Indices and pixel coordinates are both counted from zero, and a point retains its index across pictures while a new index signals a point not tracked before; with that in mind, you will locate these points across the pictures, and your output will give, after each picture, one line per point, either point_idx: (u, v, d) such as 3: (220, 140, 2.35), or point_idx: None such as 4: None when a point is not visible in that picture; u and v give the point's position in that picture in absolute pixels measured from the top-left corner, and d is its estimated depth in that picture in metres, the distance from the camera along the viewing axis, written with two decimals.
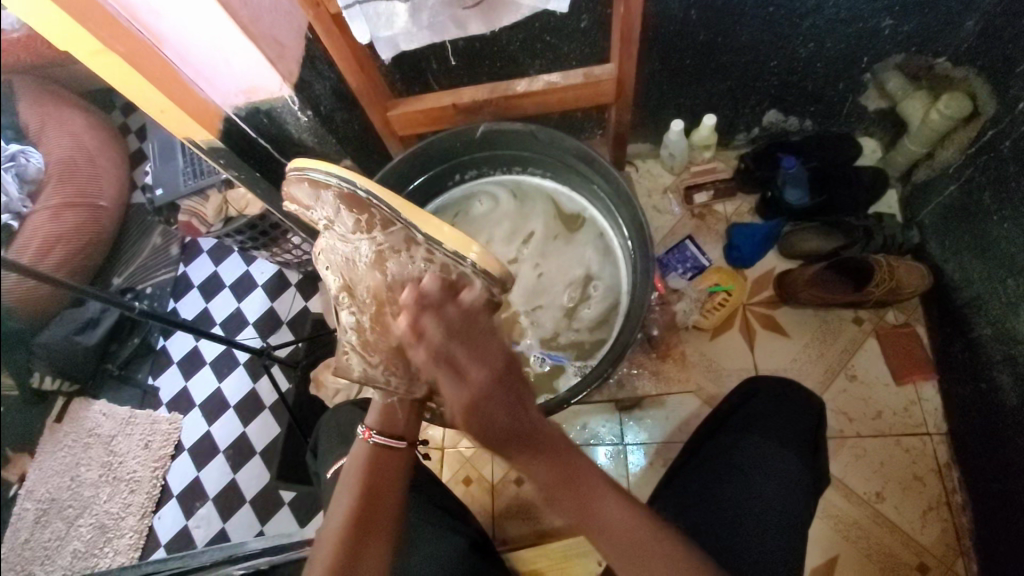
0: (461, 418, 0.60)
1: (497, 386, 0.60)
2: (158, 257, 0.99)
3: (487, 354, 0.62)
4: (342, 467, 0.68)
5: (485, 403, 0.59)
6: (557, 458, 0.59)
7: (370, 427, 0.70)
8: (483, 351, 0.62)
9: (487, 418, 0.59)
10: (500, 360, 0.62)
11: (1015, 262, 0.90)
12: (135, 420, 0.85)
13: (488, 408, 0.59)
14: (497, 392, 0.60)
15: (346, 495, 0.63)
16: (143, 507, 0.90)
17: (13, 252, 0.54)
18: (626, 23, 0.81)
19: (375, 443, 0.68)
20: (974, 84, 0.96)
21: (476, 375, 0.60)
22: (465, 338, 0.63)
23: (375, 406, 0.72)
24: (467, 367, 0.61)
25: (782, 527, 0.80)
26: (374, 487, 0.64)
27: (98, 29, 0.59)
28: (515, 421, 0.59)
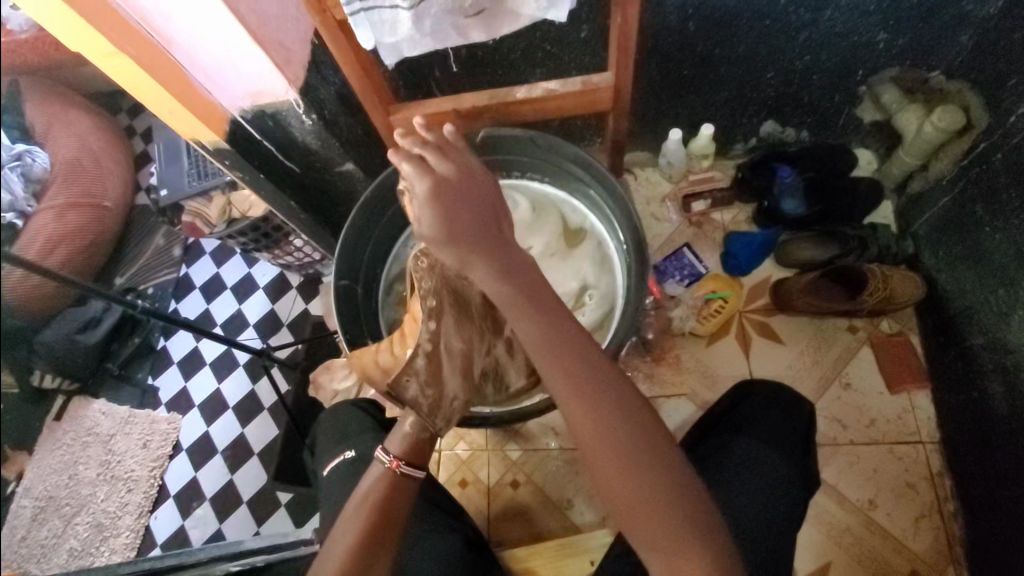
0: (427, 206, 0.63)
1: (463, 180, 0.66)
2: (161, 259, 0.99)
3: (459, 160, 0.67)
4: (357, 486, 0.67)
5: (450, 185, 0.65)
6: (529, 278, 0.63)
7: (396, 457, 0.69)
8: (451, 158, 0.67)
9: (451, 206, 0.64)
10: (470, 164, 0.68)
11: (1006, 272, 0.91)
12: (133, 419, 0.87)
13: (456, 197, 0.64)
14: (465, 183, 0.66)
15: (362, 509, 0.65)
16: (141, 507, 0.92)
17: (21, 247, 0.56)
18: (624, 34, 0.83)
19: (401, 474, 0.68)
20: (967, 98, 0.98)
21: (443, 168, 0.66)
22: (442, 146, 0.68)
23: (404, 433, 0.70)
24: (437, 164, 0.66)
25: (760, 528, 0.81)
26: (379, 506, 0.65)
27: (111, 31, 0.61)
28: (484, 225, 0.64)
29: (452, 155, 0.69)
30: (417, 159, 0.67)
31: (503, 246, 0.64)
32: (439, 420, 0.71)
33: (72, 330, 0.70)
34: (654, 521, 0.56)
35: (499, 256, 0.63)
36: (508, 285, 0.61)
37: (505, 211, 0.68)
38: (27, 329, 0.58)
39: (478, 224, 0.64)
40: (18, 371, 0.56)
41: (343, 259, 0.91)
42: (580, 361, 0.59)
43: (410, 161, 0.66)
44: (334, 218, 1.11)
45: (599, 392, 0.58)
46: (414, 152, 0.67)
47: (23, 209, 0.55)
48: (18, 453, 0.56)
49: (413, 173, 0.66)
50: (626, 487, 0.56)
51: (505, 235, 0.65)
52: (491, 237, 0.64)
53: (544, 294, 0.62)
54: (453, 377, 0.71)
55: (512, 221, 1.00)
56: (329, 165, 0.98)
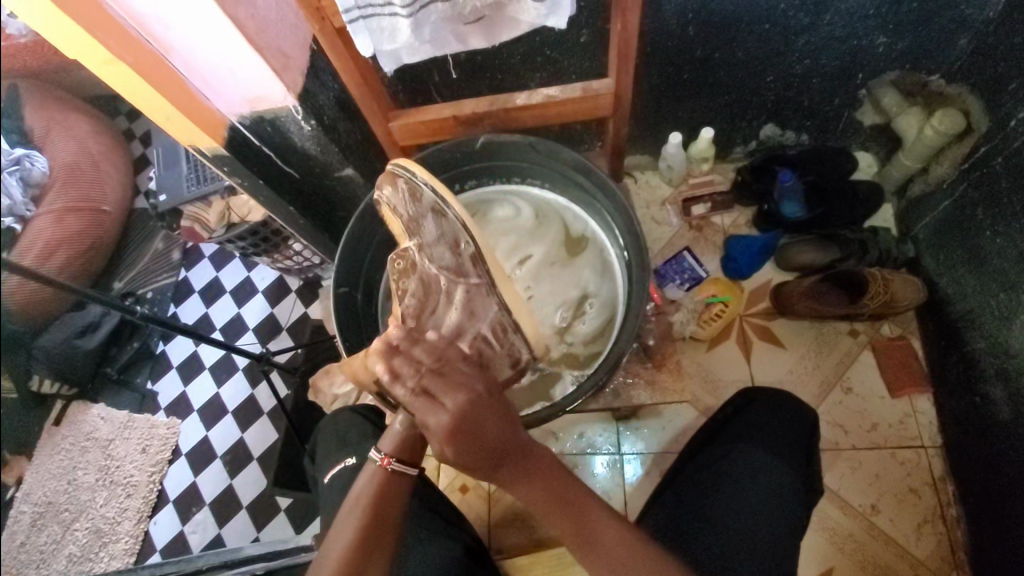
0: (447, 444, 0.59)
1: (482, 403, 0.61)
2: (161, 263, 1.01)
3: (463, 387, 0.62)
4: (353, 484, 0.68)
5: (470, 420, 0.60)
6: (542, 468, 0.62)
7: (387, 453, 0.69)
8: (453, 379, 0.63)
9: (467, 445, 0.59)
10: (477, 385, 0.63)
11: (1008, 277, 0.91)
12: (133, 424, 0.89)
13: (473, 430, 0.59)
14: (485, 408, 0.61)
15: (356, 507, 0.64)
16: (140, 512, 0.96)
17: (20, 253, 0.55)
18: (623, 39, 0.82)
19: (393, 471, 0.68)
20: (968, 101, 0.98)
21: (456, 404, 0.60)
22: (440, 372, 0.63)
23: (393, 431, 0.70)
24: (445, 395, 0.61)
25: (761, 535, 0.81)
26: (378, 507, 0.65)
27: (110, 40, 0.60)
28: (503, 439, 0.60)
29: (457, 380, 0.63)
30: (425, 397, 0.61)
31: (525, 460, 0.61)
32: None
33: (71, 336, 0.70)
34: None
35: (528, 447, 0.62)
36: (527, 488, 0.61)
37: (516, 418, 0.63)
38: (26, 336, 0.58)
39: (496, 427, 0.61)
40: (17, 376, 0.56)
41: (343, 264, 0.91)
42: (567, 486, 0.62)
43: (420, 397, 0.61)
44: (334, 223, 1.11)
45: (566, 484, 0.62)
46: (419, 383, 0.63)
47: (22, 213, 0.54)
48: (18, 459, 0.56)
49: (426, 412, 0.60)
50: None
51: (519, 443, 0.61)
52: (514, 449, 0.61)
53: (542, 456, 0.63)
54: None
55: (516, 227, 1.01)
56: (328, 170, 0.97)
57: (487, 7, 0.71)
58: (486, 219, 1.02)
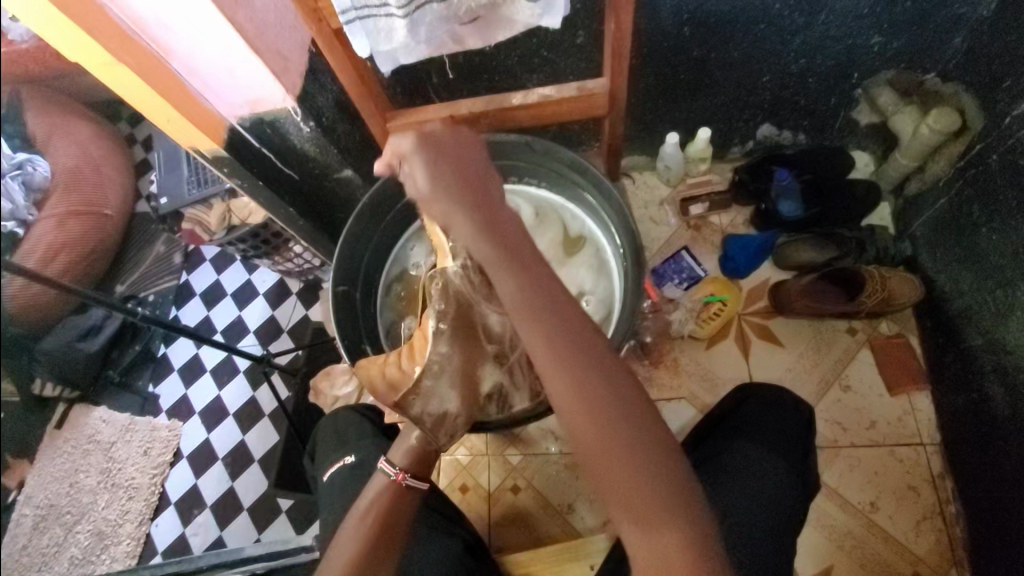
0: (416, 167, 0.65)
1: (450, 139, 0.67)
2: (162, 267, 0.98)
3: (457, 139, 0.68)
4: (361, 493, 0.71)
5: (438, 147, 0.66)
6: (506, 236, 0.62)
7: (401, 470, 0.72)
8: (452, 136, 0.68)
9: (437, 170, 0.65)
10: (465, 131, 0.69)
11: (1004, 274, 0.91)
12: (134, 427, 0.86)
13: (443, 157, 0.65)
14: (456, 155, 0.66)
15: (362, 525, 0.67)
16: (141, 514, 0.91)
17: (22, 257, 0.56)
18: (618, 39, 0.83)
19: (405, 486, 0.71)
20: (962, 99, 0.99)
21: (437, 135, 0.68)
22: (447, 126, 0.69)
23: (409, 445, 0.74)
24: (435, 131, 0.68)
25: (760, 533, 0.81)
26: (386, 518, 0.68)
27: (110, 42, 0.61)
28: (466, 185, 0.64)
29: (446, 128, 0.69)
30: (409, 132, 0.68)
31: (488, 213, 0.63)
32: (442, 435, 0.73)
33: (73, 338, 0.71)
34: (640, 478, 0.53)
35: (473, 214, 0.62)
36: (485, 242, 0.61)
37: (492, 180, 0.66)
38: (28, 338, 0.58)
39: (459, 171, 0.65)
40: (18, 379, 0.57)
41: (343, 265, 0.92)
42: (589, 361, 0.56)
43: (411, 135, 0.66)
44: (333, 224, 1.11)
45: (608, 401, 0.55)
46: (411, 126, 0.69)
47: (25, 217, 0.55)
48: (20, 461, 0.56)
49: (396, 138, 0.68)
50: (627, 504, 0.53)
51: (484, 194, 0.64)
52: (476, 200, 0.63)
53: (525, 251, 0.62)
54: (452, 392, 0.73)
55: None
56: (327, 171, 0.98)
57: (482, 8, 0.71)
58: None
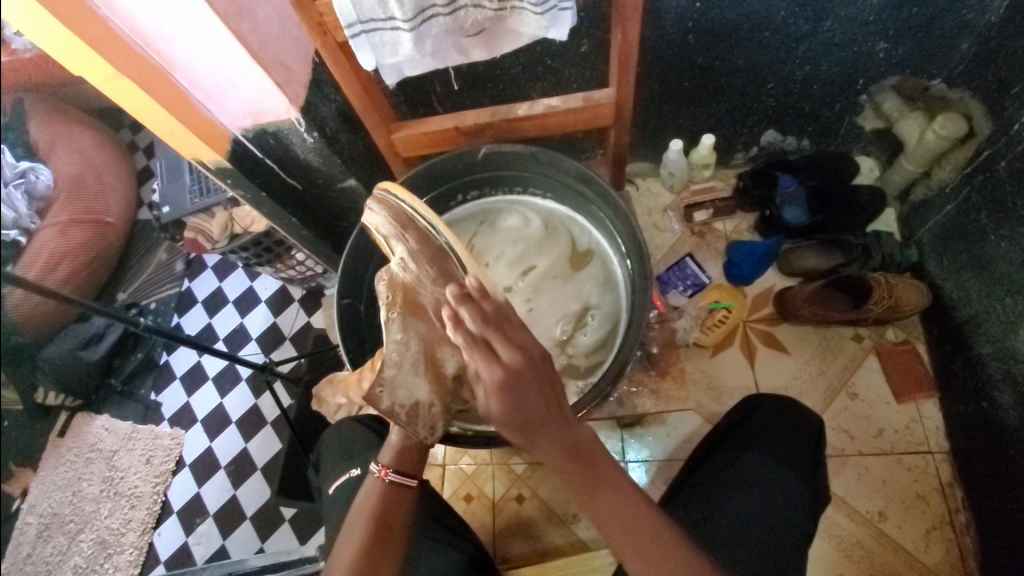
0: (495, 399, 0.57)
1: (529, 368, 0.58)
2: (165, 274, 1.07)
3: (521, 342, 0.59)
4: (354, 495, 0.68)
5: (519, 384, 0.57)
6: (594, 457, 0.60)
7: (384, 465, 0.69)
8: (511, 334, 0.59)
9: (518, 401, 0.57)
10: (534, 348, 0.59)
11: (1013, 281, 0.91)
12: (138, 436, 0.95)
13: (523, 388, 0.57)
14: (534, 378, 0.57)
15: (354, 532, 0.64)
16: (143, 523, 1.01)
17: (23, 267, 0.55)
18: (624, 49, 0.83)
19: (389, 482, 0.68)
20: (969, 106, 0.98)
21: (510, 355, 0.57)
22: (497, 323, 0.59)
23: (392, 442, 0.71)
24: (501, 347, 0.57)
25: (767, 544, 0.81)
26: (382, 520, 0.65)
27: (112, 54, 0.61)
28: (545, 410, 0.58)
29: (511, 332, 0.59)
30: (480, 348, 0.58)
31: (564, 425, 0.59)
32: (420, 428, 0.72)
33: (75, 347, 0.70)
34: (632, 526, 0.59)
35: (564, 431, 0.59)
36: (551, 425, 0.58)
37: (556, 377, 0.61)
38: (30, 347, 0.58)
39: (540, 401, 0.58)
40: (21, 389, 0.56)
41: (346, 275, 0.91)
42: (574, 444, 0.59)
43: (476, 348, 0.58)
44: (336, 234, 1.11)
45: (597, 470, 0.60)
46: (475, 333, 0.58)
47: (27, 226, 0.54)
48: (23, 472, 0.55)
49: (477, 360, 0.58)
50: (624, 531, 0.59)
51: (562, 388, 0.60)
52: (554, 410, 0.59)
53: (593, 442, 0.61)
54: (420, 382, 0.72)
55: (522, 238, 1.00)
56: (330, 181, 0.97)
57: (488, 20, 0.71)
58: (493, 227, 1.02)
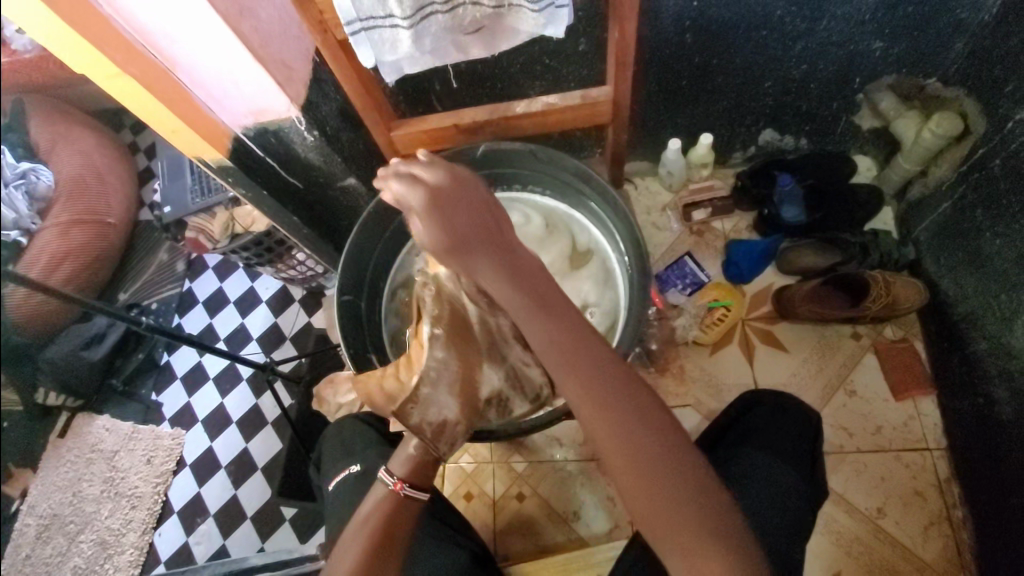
0: (423, 217, 0.66)
1: (457, 186, 0.68)
2: (166, 274, 1.14)
3: (455, 176, 0.69)
4: (363, 502, 0.68)
5: (449, 200, 0.66)
6: (529, 271, 0.64)
7: (399, 478, 0.69)
8: (460, 176, 0.69)
9: (444, 203, 0.66)
10: (465, 174, 0.70)
11: (1009, 278, 0.91)
12: (139, 435, 1.01)
13: (450, 194, 0.67)
14: (461, 198, 0.67)
15: (360, 535, 0.64)
16: (143, 524, 1.02)
17: (23, 267, 0.55)
18: (621, 47, 0.83)
19: (405, 496, 0.68)
20: (964, 104, 0.99)
21: (437, 175, 0.68)
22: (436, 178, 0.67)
23: (409, 455, 0.70)
24: (431, 173, 0.68)
25: (764, 537, 0.81)
26: (389, 527, 0.65)
27: (114, 53, 0.61)
28: (474, 217, 0.66)
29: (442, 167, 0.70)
30: (407, 179, 0.68)
31: (501, 248, 0.65)
32: (442, 444, 0.70)
33: (77, 347, 0.71)
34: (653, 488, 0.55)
35: (497, 258, 0.65)
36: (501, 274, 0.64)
37: (493, 210, 0.68)
38: (31, 348, 0.58)
39: (473, 213, 0.66)
40: (22, 389, 0.56)
41: (347, 274, 0.92)
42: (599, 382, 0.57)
43: (403, 177, 0.68)
44: (336, 233, 1.11)
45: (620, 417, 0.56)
46: (413, 175, 0.68)
47: (28, 227, 0.55)
48: (24, 469, 0.56)
49: (403, 190, 0.67)
50: (650, 505, 0.54)
51: (502, 233, 0.67)
52: (486, 230, 0.66)
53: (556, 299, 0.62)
54: (452, 400, 0.71)
55: (524, 235, 1.00)
56: (331, 180, 0.98)
57: (486, 18, 0.72)
58: None
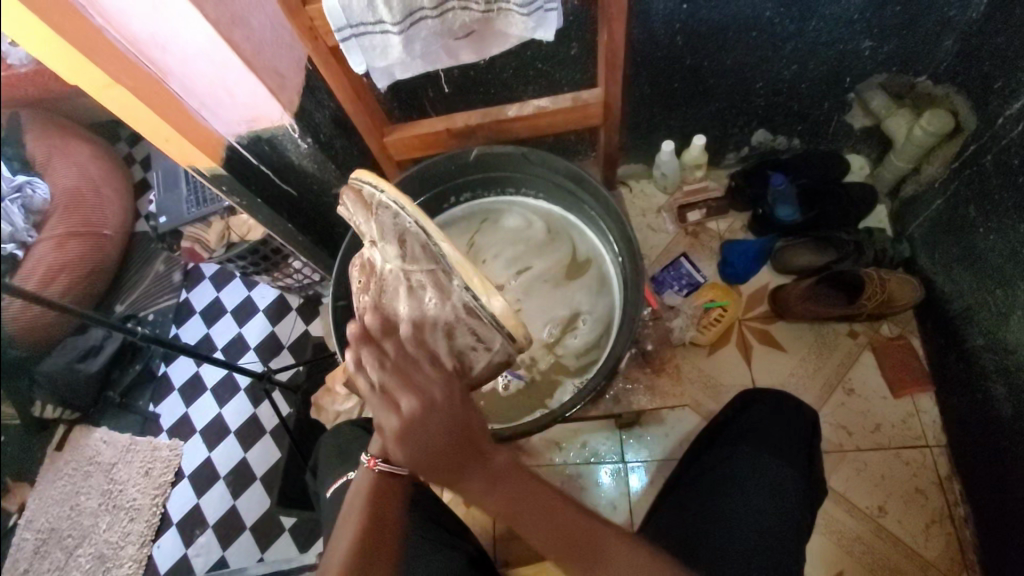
0: (398, 449, 0.56)
1: (431, 412, 0.57)
2: (164, 284, 0.97)
3: (425, 386, 0.58)
4: (347, 490, 0.66)
5: (423, 430, 0.56)
6: (512, 479, 0.58)
7: (374, 455, 0.66)
8: (418, 381, 0.58)
9: (418, 445, 0.55)
10: (437, 388, 0.58)
11: (1003, 273, 0.92)
12: (136, 447, 0.91)
13: (424, 439, 0.56)
14: (439, 424, 0.57)
15: (349, 524, 0.62)
16: (142, 536, 1.00)
17: (20, 278, 0.55)
18: (611, 49, 0.84)
19: (380, 473, 0.65)
20: (956, 102, 0.99)
21: (408, 401, 0.56)
22: (402, 366, 0.59)
23: (380, 432, 0.66)
24: (401, 396, 0.57)
25: (767, 540, 0.81)
26: (380, 514, 0.63)
27: (106, 64, 0.61)
28: (460, 453, 0.56)
29: (416, 377, 0.59)
30: (380, 401, 0.57)
31: (481, 461, 0.57)
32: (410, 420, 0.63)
33: (74, 360, 0.70)
34: None
35: (481, 474, 0.57)
36: (493, 494, 0.57)
37: (475, 423, 0.58)
38: (29, 360, 0.58)
39: (449, 440, 0.56)
40: (19, 403, 0.57)
41: (342, 280, 0.92)
42: (566, 517, 0.58)
43: (374, 398, 0.57)
44: (331, 240, 1.12)
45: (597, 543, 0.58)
46: (376, 378, 0.58)
47: (24, 240, 0.55)
48: (19, 484, 0.56)
49: (378, 408, 0.57)
50: None
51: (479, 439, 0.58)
52: (464, 454, 0.57)
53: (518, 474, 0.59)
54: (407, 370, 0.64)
55: (517, 240, 1.02)
56: (325, 187, 0.98)
57: (475, 22, 0.73)
58: (492, 227, 1.04)
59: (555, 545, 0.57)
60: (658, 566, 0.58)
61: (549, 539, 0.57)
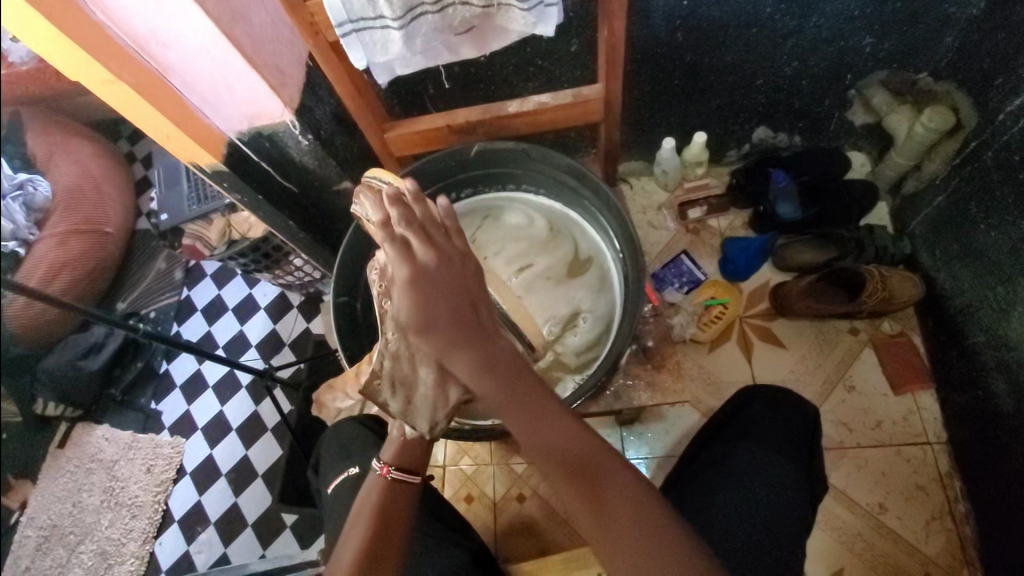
0: (406, 300, 0.57)
1: (446, 277, 0.58)
2: (164, 282, 0.96)
3: (445, 251, 0.60)
4: (357, 496, 0.66)
5: (432, 291, 0.57)
6: (509, 367, 0.57)
7: (387, 462, 0.67)
8: (441, 245, 0.61)
9: (425, 301, 0.56)
10: (458, 256, 0.60)
11: (1003, 269, 0.92)
12: (138, 445, 0.91)
13: (433, 293, 0.57)
14: (453, 291, 0.58)
15: (359, 524, 0.62)
16: (145, 533, 0.97)
17: (23, 275, 0.56)
18: (611, 45, 0.84)
19: (392, 480, 0.66)
20: (956, 98, 0.99)
21: (425, 258, 0.59)
22: (427, 231, 0.61)
23: (393, 437, 0.68)
24: (422, 251, 0.59)
25: (768, 536, 0.81)
26: (386, 514, 0.63)
27: (107, 60, 0.61)
28: (465, 325, 0.57)
29: (439, 240, 0.61)
30: (400, 247, 0.59)
31: (483, 342, 0.57)
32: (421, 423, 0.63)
33: (75, 357, 0.71)
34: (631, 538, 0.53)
35: (479, 350, 0.57)
36: (486, 376, 0.56)
37: (484, 306, 0.59)
38: (29, 357, 0.58)
39: (457, 307, 0.57)
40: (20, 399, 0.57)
41: (343, 276, 0.93)
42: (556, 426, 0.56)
43: (394, 246, 0.59)
44: (332, 237, 1.12)
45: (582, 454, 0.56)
46: (401, 234, 0.60)
47: (24, 237, 0.55)
48: None
49: (395, 258, 0.59)
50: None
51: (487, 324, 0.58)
52: (467, 330, 0.57)
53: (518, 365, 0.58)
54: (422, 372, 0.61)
55: (517, 237, 1.01)
56: (326, 184, 0.98)
57: (476, 18, 0.73)
58: (492, 224, 1.03)
59: (549, 459, 0.55)
60: (646, 499, 0.55)
61: (545, 450, 0.56)
